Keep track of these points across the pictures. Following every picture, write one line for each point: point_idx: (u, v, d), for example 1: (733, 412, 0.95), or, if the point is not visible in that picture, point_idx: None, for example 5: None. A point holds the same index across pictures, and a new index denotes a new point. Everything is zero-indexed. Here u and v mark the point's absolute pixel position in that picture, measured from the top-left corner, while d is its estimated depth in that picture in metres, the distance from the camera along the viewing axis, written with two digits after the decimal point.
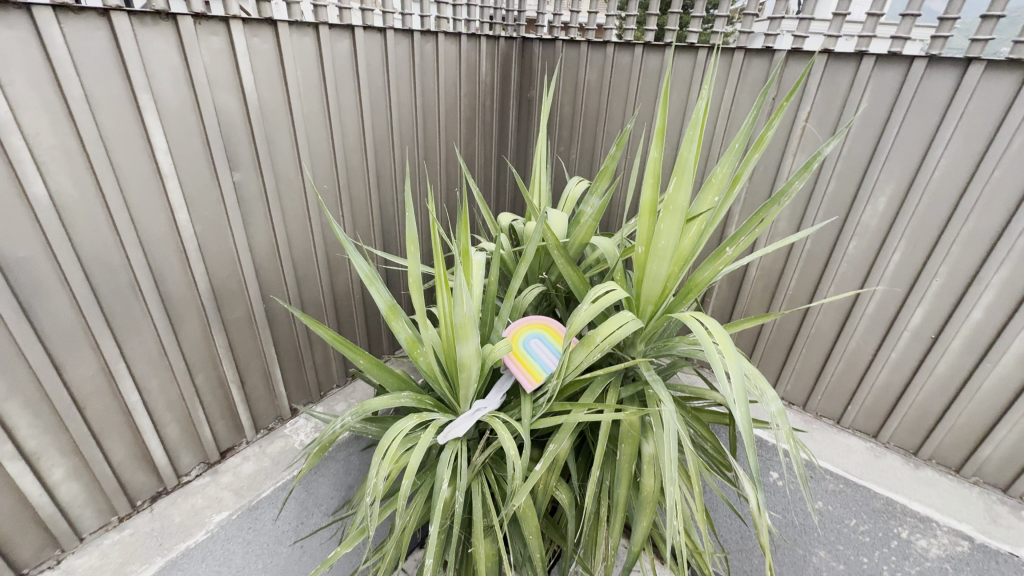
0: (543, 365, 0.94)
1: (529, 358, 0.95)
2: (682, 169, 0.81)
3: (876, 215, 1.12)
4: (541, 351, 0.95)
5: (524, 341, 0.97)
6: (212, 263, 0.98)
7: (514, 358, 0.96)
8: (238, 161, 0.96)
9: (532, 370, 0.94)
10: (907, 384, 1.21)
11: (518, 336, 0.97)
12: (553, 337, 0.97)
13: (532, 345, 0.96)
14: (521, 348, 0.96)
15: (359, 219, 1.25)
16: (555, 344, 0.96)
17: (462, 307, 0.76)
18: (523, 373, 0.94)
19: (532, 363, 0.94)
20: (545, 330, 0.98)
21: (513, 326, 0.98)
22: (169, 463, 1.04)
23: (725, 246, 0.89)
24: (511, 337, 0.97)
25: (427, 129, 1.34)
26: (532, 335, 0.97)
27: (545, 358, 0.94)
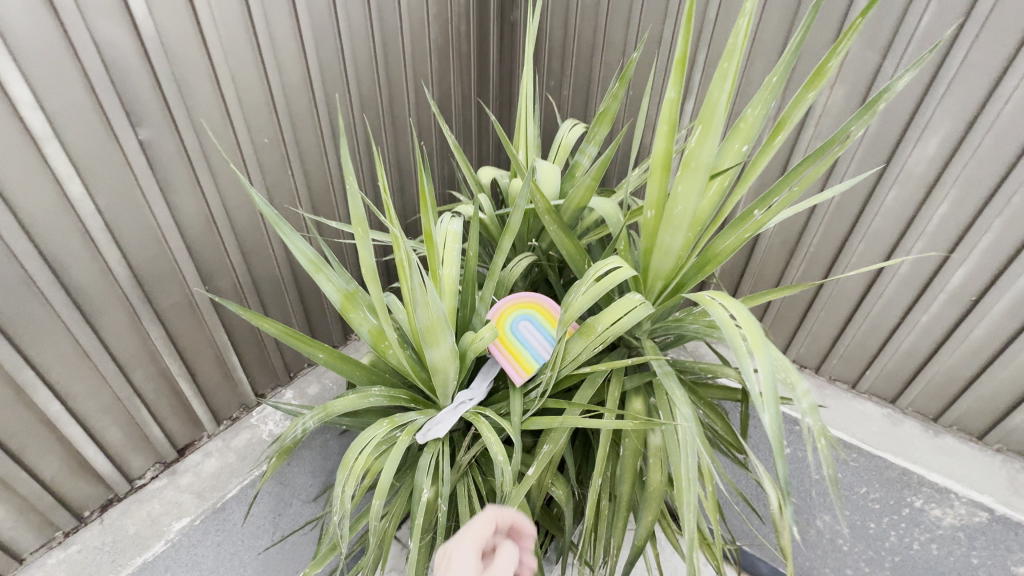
0: (534, 354, 0.80)
1: (518, 346, 0.81)
2: (708, 112, 0.62)
3: (923, 160, 0.95)
4: (532, 337, 0.81)
5: (511, 324, 0.82)
6: (128, 244, 0.81)
7: (500, 345, 0.82)
8: (143, 114, 0.76)
9: (523, 360, 0.80)
10: (936, 348, 1.10)
11: (504, 319, 0.83)
12: (545, 319, 0.82)
13: (521, 329, 0.82)
14: (508, 334, 0.82)
15: (313, 178, 1.05)
16: (547, 327, 0.82)
17: (426, 308, 0.61)
18: (512, 364, 0.81)
19: (521, 351, 0.81)
20: (536, 310, 0.83)
21: (497, 307, 0.83)
22: (116, 470, 0.93)
23: (754, 207, 0.73)
24: (496, 321, 0.83)
25: (390, 65, 1.11)
26: (521, 317, 0.83)
27: (536, 345, 0.81)
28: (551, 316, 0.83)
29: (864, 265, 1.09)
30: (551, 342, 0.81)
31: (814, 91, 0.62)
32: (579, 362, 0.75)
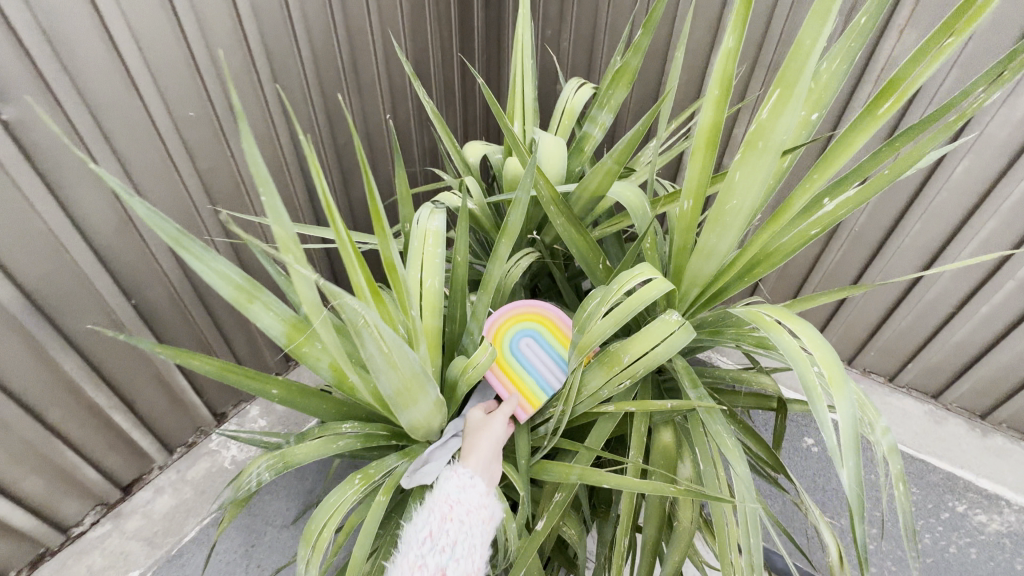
0: (541, 382, 0.65)
1: (521, 371, 0.66)
2: (789, 70, 0.45)
3: (1009, 124, 0.78)
4: (538, 360, 0.66)
5: (511, 343, 0.66)
6: (11, 259, 0.62)
7: (498, 371, 0.66)
8: (5, 86, 0.56)
9: (527, 390, 0.65)
10: (994, 342, 0.96)
11: (501, 337, 0.67)
12: (553, 336, 0.66)
13: (523, 350, 0.66)
14: (507, 357, 0.66)
15: (259, 157, 0.86)
16: (556, 346, 0.66)
17: (392, 370, 0.47)
18: (513, 397, 0.65)
19: (524, 378, 0.66)
20: (541, 324, 0.67)
21: (491, 321, 0.67)
22: (44, 522, 0.78)
23: (823, 194, 0.55)
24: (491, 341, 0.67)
25: (349, 11, 0.89)
26: (522, 333, 0.66)
27: (543, 370, 0.65)
28: (562, 330, 0.67)
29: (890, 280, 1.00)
30: (562, 367, 0.65)
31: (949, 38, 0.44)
32: (599, 399, 0.60)
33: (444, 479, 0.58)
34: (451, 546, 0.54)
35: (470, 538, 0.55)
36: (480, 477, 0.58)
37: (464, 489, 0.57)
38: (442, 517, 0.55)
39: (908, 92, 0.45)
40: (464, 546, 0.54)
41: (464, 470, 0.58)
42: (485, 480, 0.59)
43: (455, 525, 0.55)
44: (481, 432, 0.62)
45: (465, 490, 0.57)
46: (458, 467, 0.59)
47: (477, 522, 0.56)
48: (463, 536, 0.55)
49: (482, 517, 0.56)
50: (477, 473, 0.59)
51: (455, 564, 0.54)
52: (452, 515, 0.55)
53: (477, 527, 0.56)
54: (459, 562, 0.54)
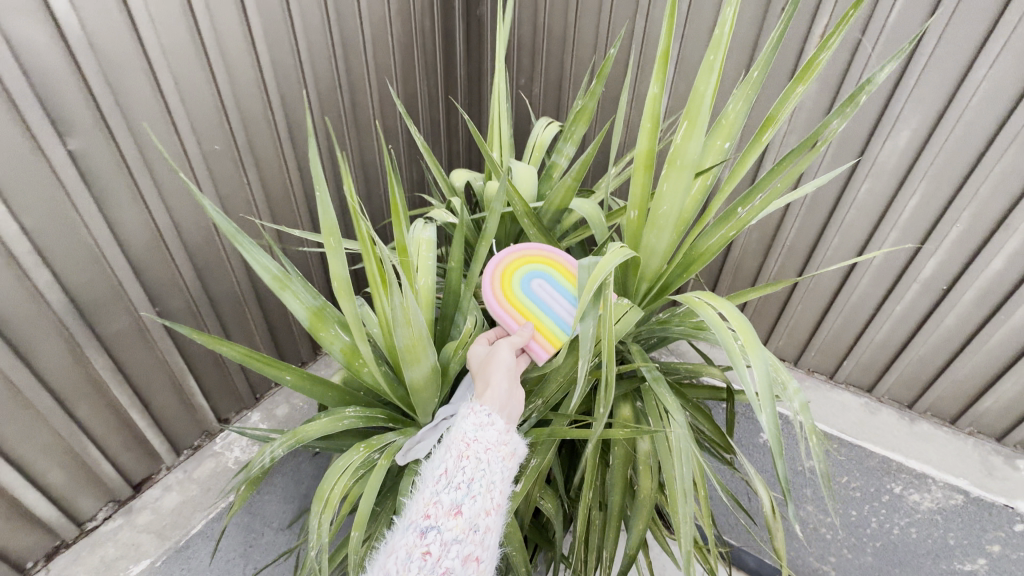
0: (559, 320, 0.68)
1: (536, 310, 0.69)
2: (692, 108, 0.61)
3: (895, 153, 0.96)
4: (553, 301, 0.69)
5: (522, 287, 0.69)
6: (62, 266, 0.72)
7: (515, 315, 0.68)
8: (70, 121, 0.68)
9: (545, 332, 0.68)
10: (909, 338, 1.12)
11: (510, 271, 0.70)
12: (568, 280, 0.70)
13: (535, 290, 0.69)
14: (519, 293, 0.69)
15: (271, 182, 0.98)
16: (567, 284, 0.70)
17: (407, 326, 0.57)
18: (533, 339, 0.68)
19: (542, 321, 0.68)
20: (554, 266, 0.71)
21: (498, 256, 0.71)
22: (62, 514, 0.84)
23: (737, 205, 0.70)
24: (499, 273, 0.70)
25: (351, 63, 1.05)
26: (532, 273, 0.70)
27: (557, 308, 0.69)
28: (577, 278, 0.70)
29: (840, 256, 1.09)
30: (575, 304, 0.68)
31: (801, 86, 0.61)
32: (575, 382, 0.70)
33: (462, 419, 0.63)
34: (468, 484, 0.57)
35: (486, 476, 0.59)
36: (497, 415, 0.63)
37: (481, 427, 0.62)
38: (459, 455, 0.60)
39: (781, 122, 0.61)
40: (481, 483, 0.58)
41: (481, 408, 0.63)
42: (502, 413, 0.64)
43: (472, 463, 0.59)
44: (491, 367, 0.66)
45: (482, 429, 0.62)
46: (475, 405, 0.64)
47: (494, 460, 0.60)
48: (480, 474, 0.59)
49: (500, 454, 0.61)
50: (494, 411, 0.63)
51: (471, 502, 0.57)
52: (470, 453, 0.60)
53: (493, 465, 0.60)
54: (474, 501, 0.57)
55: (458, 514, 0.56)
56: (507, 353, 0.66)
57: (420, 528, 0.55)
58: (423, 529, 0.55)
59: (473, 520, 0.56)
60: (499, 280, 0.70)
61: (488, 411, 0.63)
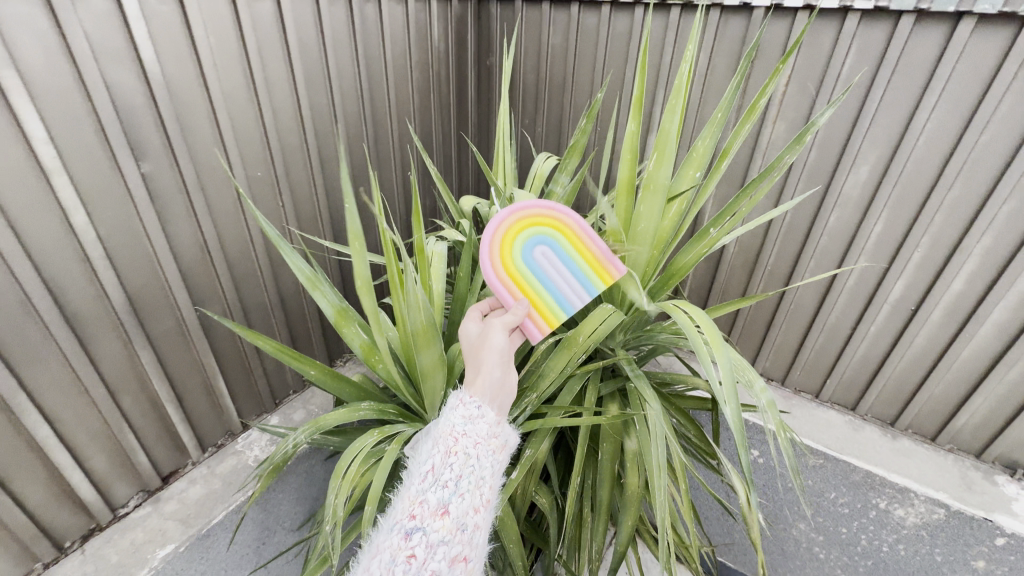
0: (555, 293, 0.71)
1: (536, 286, 0.71)
2: (662, 142, 0.74)
3: (858, 185, 1.07)
4: (555, 276, 0.71)
5: (523, 256, 0.71)
6: (125, 271, 0.84)
7: (514, 285, 0.71)
8: (145, 149, 0.81)
9: (542, 311, 0.72)
10: (885, 356, 1.20)
11: (508, 241, 0.71)
12: (573, 248, 0.71)
13: (535, 262, 0.71)
14: (518, 266, 0.70)
15: (302, 205, 1.11)
16: (567, 255, 0.71)
17: (418, 312, 0.68)
18: (528, 313, 0.71)
19: (538, 294, 0.71)
20: (558, 231, 0.71)
21: (496, 223, 0.70)
22: (100, 498, 0.93)
23: (710, 227, 0.81)
24: (496, 244, 0.71)
25: (376, 104, 1.20)
26: (535, 242, 0.71)
27: (554, 281, 0.71)
28: (583, 245, 0.71)
29: (818, 272, 1.18)
30: (572, 276, 0.71)
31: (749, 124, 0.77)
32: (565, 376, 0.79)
33: (449, 413, 0.60)
34: (455, 482, 0.54)
35: (475, 472, 0.55)
36: (487, 408, 0.61)
37: (470, 421, 0.59)
38: (447, 450, 0.56)
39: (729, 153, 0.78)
40: (470, 480, 0.55)
41: (470, 401, 0.61)
42: (492, 405, 0.62)
43: (459, 460, 0.56)
44: (483, 351, 0.67)
45: (470, 423, 0.59)
46: (464, 397, 0.62)
47: (483, 455, 0.57)
48: (468, 471, 0.55)
49: (490, 448, 0.59)
50: (484, 404, 0.61)
51: (459, 500, 0.53)
52: (458, 449, 0.56)
53: (483, 459, 0.57)
54: (463, 499, 0.53)
55: (445, 514, 0.52)
56: (500, 337, 0.68)
57: (404, 530, 0.50)
58: (407, 531, 0.50)
59: (461, 520, 0.52)
60: (496, 251, 0.71)
61: (477, 405, 0.61)
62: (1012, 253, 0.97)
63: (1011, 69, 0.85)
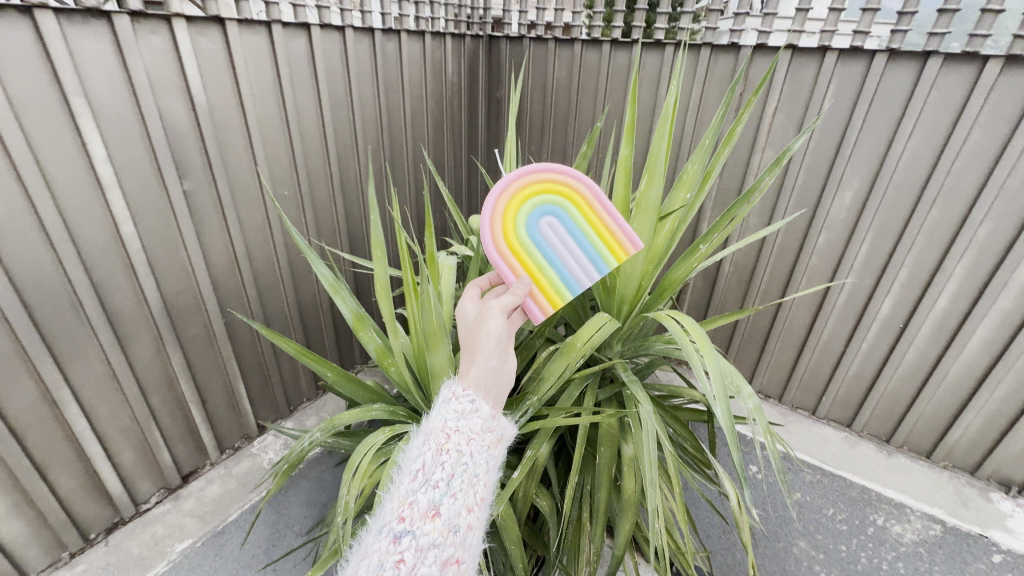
0: (555, 263, 0.69)
1: (537, 256, 0.69)
2: (653, 166, 0.82)
3: (844, 208, 1.13)
4: (564, 250, 0.69)
5: (523, 227, 0.69)
6: (164, 278, 0.92)
7: (513, 255, 0.69)
8: (188, 169, 0.90)
9: (546, 283, 0.70)
10: (878, 373, 1.23)
11: (511, 211, 0.68)
12: (579, 218, 0.68)
13: (542, 235, 0.69)
14: (519, 236, 0.68)
15: (323, 222, 1.20)
16: (572, 225, 0.69)
17: (430, 313, 0.75)
18: (529, 290, 0.70)
19: (538, 265, 0.70)
20: (563, 201, 0.68)
21: (498, 192, 0.67)
22: (125, 492, 0.99)
23: (699, 243, 0.89)
24: (500, 214, 0.68)
25: (393, 131, 1.30)
26: (537, 210, 0.68)
27: (556, 251, 0.69)
28: (594, 216, 0.68)
29: (811, 287, 1.23)
30: (574, 246, 0.69)
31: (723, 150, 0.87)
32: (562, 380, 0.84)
33: (441, 407, 0.56)
34: (447, 481, 0.50)
35: (468, 470, 0.52)
36: (481, 402, 0.57)
37: (463, 415, 0.55)
38: (438, 448, 0.52)
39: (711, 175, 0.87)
40: (462, 479, 0.51)
41: (463, 395, 0.57)
42: (487, 399, 0.59)
43: (451, 458, 0.52)
44: (479, 337, 0.63)
45: (463, 418, 0.55)
46: (457, 390, 0.58)
47: (477, 451, 0.54)
48: (460, 469, 0.52)
49: (484, 443, 0.55)
50: (478, 398, 0.57)
51: (451, 501, 0.50)
52: (449, 446, 0.53)
53: (477, 456, 0.54)
54: (455, 499, 0.50)
55: (436, 516, 0.48)
56: (498, 323, 0.63)
57: (393, 533, 0.47)
58: (396, 534, 0.47)
59: (453, 521, 0.49)
60: (500, 222, 0.69)
61: (471, 398, 0.57)
62: (991, 272, 1.02)
63: (977, 103, 0.93)
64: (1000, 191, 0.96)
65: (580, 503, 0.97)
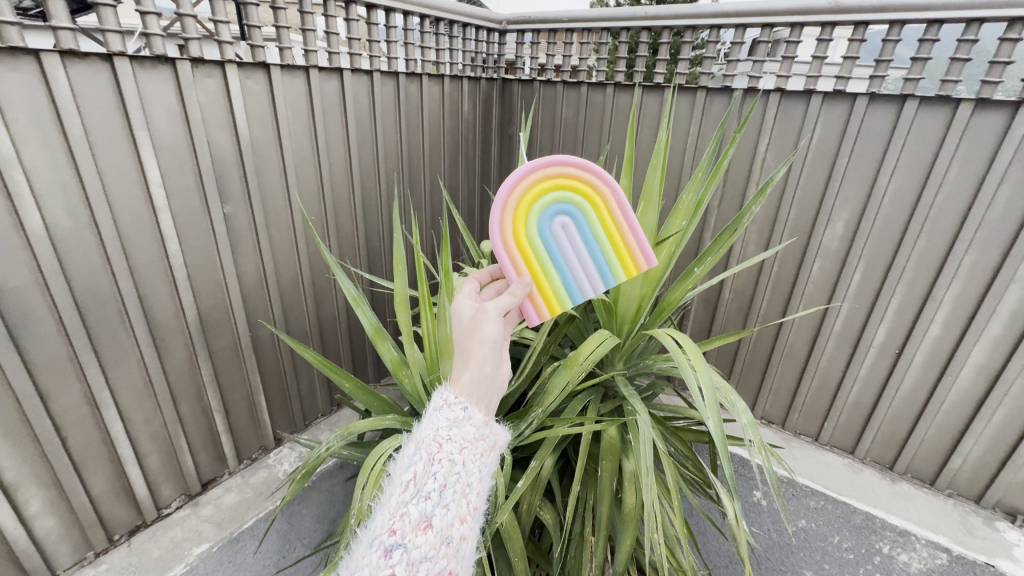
0: (561, 257, 0.73)
1: (545, 251, 0.73)
2: (648, 195, 0.91)
3: (836, 238, 1.20)
4: (571, 251, 0.74)
5: (532, 225, 0.72)
6: (200, 292, 1.01)
7: (522, 251, 0.73)
8: (229, 194, 1.00)
9: (550, 276, 0.74)
10: (877, 398, 1.26)
11: (521, 209, 0.72)
12: (584, 213, 0.73)
13: (553, 232, 0.73)
14: (529, 233, 0.72)
15: (345, 245, 1.29)
16: (577, 221, 0.73)
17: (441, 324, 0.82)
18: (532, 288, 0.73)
19: (546, 259, 0.73)
20: (568, 198, 0.72)
21: (507, 193, 0.71)
22: (150, 496, 1.04)
23: (694, 267, 0.95)
24: (509, 213, 0.71)
25: (412, 163, 1.41)
26: (544, 209, 0.72)
27: (561, 246, 0.73)
28: (598, 212, 0.73)
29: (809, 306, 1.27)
30: (576, 241, 0.73)
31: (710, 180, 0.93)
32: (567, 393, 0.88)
33: (432, 415, 0.55)
34: (439, 492, 0.49)
35: (461, 480, 0.51)
36: (473, 410, 0.56)
37: (455, 424, 0.54)
38: (429, 458, 0.51)
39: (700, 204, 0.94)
40: (455, 489, 0.50)
41: (455, 403, 0.56)
42: (480, 406, 0.58)
43: (444, 468, 0.51)
44: (473, 342, 0.62)
45: (456, 426, 0.54)
46: (449, 397, 0.57)
47: (470, 460, 0.53)
48: (453, 478, 0.51)
49: (477, 451, 0.54)
50: (470, 405, 0.57)
51: (443, 512, 0.49)
52: (441, 456, 0.51)
53: (470, 465, 0.53)
54: (447, 510, 0.49)
55: (428, 528, 0.47)
56: (493, 328, 0.63)
57: (383, 547, 0.46)
58: (387, 547, 0.46)
59: (445, 533, 0.48)
60: (509, 220, 0.72)
61: (464, 406, 0.56)
62: (979, 299, 1.07)
63: (954, 141, 1.00)
64: (981, 222, 1.02)
65: (583, 517, 1.00)
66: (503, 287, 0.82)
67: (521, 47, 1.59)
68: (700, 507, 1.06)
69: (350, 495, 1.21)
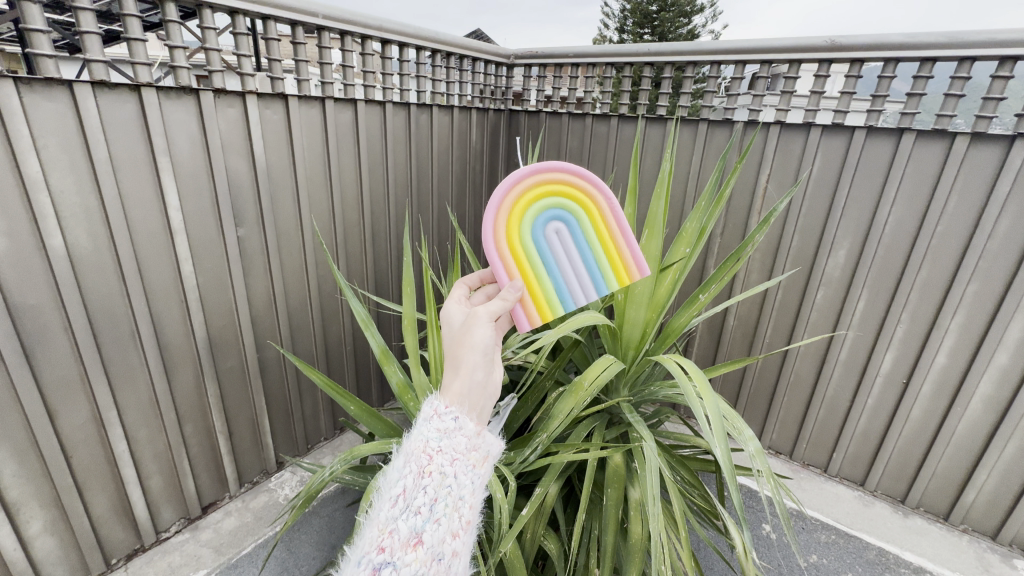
0: (551, 262, 0.74)
1: (536, 257, 0.73)
2: (651, 224, 0.93)
3: (838, 266, 1.21)
4: (564, 256, 0.75)
5: (522, 231, 0.73)
6: (211, 314, 1.02)
7: (512, 256, 0.72)
8: (243, 217, 1.03)
9: (538, 286, 0.74)
10: (886, 430, 1.25)
11: (514, 216, 0.72)
12: (580, 220, 0.75)
13: (547, 236, 0.74)
14: (519, 239, 0.72)
15: (354, 269, 1.31)
16: (569, 227, 0.75)
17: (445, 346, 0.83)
18: (521, 301, 0.73)
19: (537, 265, 0.74)
20: (562, 205, 0.74)
21: (500, 200, 0.72)
22: (149, 518, 1.03)
23: (699, 294, 0.96)
24: (502, 218, 0.72)
25: (421, 189, 1.44)
26: (535, 216, 0.73)
27: (553, 252, 0.74)
28: (593, 218, 0.75)
29: (815, 334, 1.27)
30: (567, 249, 0.75)
31: (715, 207, 0.95)
32: (570, 419, 0.88)
33: (422, 425, 0.55)
34: (429, 507, 0.49)
35: (452, 493, 0.51)
36: (465, 420, 0.56)
37: (446, 434, 0.54)
38: (419, 471, 0.51)
39: (703, 232, 0.96)
40: (446, 503, 0.50)
41: (446, 413, 0.56)
42: (470, 415, 0.58)
43: (434, 481, 0.50)
44: (463, 348, 0.62)
45: (446, 437, 0.54)
46: (440, 407, 0.56)
47: (462, 472, 0.53)
48: (444, 492, 0.50)
49: (469, 463, 0.54)
50: (461, 415, 0.56)
51: (434, 527, 0.49)
52: (432, 469, 0.51)
53: (462, 477, 0.52)
54: (438, 525, 0.49)
55: (418, 545, 0.47)
56: (484, 333, 0.63)
57: (372, 565, 0.45)
58: (376, 566, 0.45)
59: (437, 549, 0.48)
60: (502, 225, 0.72)
61: (454, 416, 0.56)
62: (985, 328, 1.07)
63: (951, 174, 1.02)
64: (983, 252, 1.03)
65: (588, 548, 0.98)
66: (493, 291, 0.81)
67: (529, 79, 1.65)
68: (708, 540, 1.03)
69: (351, 521, 1.19)
